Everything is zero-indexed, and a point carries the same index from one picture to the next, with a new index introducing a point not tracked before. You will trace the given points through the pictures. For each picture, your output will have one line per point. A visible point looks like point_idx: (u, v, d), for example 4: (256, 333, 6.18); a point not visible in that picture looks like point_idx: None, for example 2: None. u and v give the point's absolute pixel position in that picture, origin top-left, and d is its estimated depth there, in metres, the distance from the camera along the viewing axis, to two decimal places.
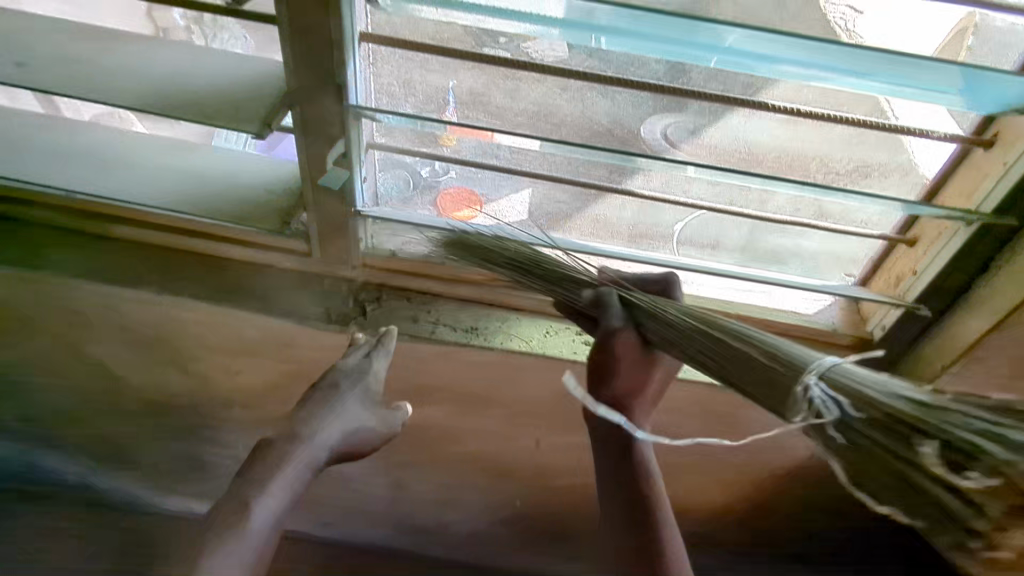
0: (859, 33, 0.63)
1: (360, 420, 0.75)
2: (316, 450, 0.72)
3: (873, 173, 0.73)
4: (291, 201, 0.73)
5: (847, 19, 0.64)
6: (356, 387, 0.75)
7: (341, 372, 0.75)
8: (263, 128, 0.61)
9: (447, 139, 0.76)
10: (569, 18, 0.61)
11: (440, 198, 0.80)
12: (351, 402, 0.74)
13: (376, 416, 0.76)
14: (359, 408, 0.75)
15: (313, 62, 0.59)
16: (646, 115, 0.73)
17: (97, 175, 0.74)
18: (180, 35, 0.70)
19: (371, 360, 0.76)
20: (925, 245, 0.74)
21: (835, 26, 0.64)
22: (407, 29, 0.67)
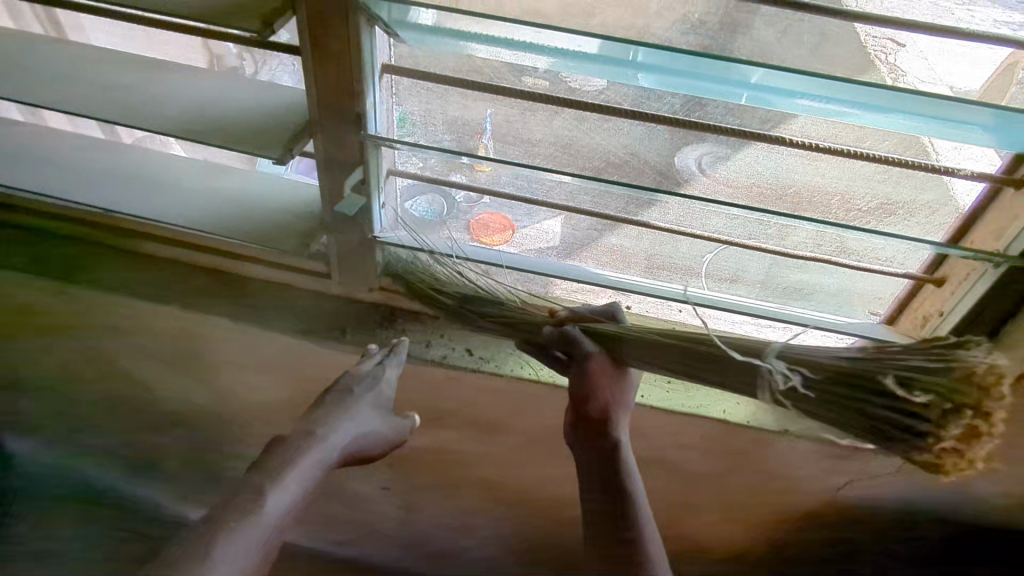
0: (900, 66, 0.61)
1: (369, 424, 0.75)
2: (326, 452, 0.71)
3: (898, 210, 0.71)
4: (312, 224, 0.76)
5: (889, 52, 0.61)
6: (370, 391, 0.77)
7: (354, 377, 0.78)
8: (285, 154, 0.64)
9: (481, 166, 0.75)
10: (603, 55, 0.62)
11: (471, 224, 0.81)
12: (363, 407, 0.76)
13: (383, 420, 0.77)
14: (370, 414, 0.76)
15: (337, 91, 0.62)
16: (678, 147, 0.73)
17: (137, 196, 0.78)
18: (233, 63, 0.70)
19: (383, 367, 0.79)
20: (953, 284, 0.72)
21: (875, 58, 0.61)
22: (428, 61, 0.69)
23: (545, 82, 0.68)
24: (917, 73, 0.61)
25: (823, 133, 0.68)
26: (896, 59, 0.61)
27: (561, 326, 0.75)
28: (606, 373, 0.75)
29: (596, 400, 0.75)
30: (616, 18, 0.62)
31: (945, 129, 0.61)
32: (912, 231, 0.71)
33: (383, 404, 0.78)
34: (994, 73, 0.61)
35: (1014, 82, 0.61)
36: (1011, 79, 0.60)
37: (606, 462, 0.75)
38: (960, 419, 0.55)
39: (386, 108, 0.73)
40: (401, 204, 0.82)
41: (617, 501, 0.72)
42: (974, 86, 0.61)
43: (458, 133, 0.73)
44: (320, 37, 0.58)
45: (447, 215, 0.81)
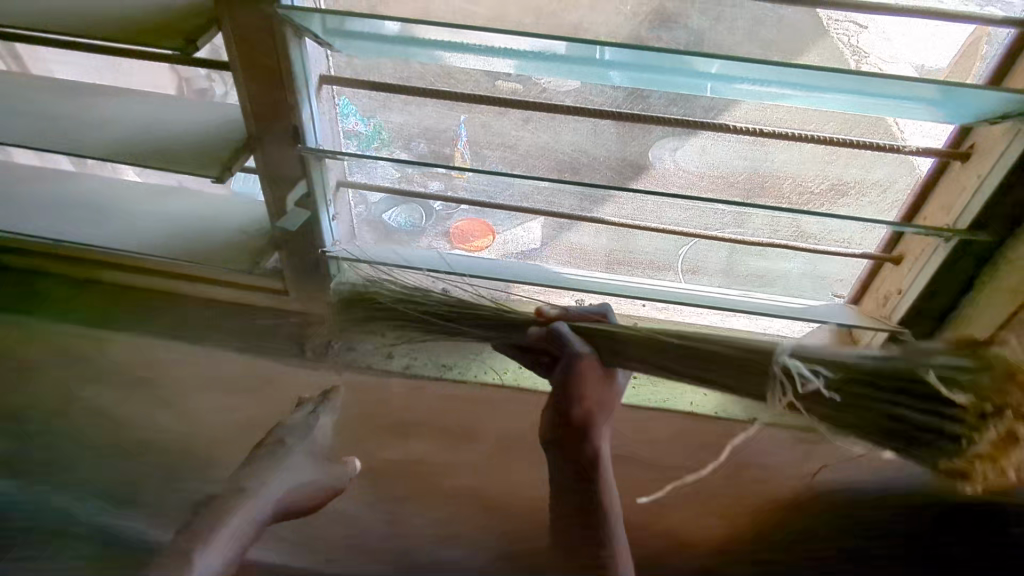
0: (864, 48, 0.61)
1: (304, 474, 0.71)
2: (257, 507, 0.69)
3: (849, 191, 0.71)
4: (263, 241, 0.75)
5: (853, 33, 0.61)
6: (301, 440, 0.75)
7: (285, 429, 0.76)
8: (224, 172, 0.63)
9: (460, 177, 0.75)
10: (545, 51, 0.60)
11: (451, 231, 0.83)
12: (296, 455, 0.73)
13: (318, 467, 0.73)
14: (307, 464, 0.73)
15: (271, 106, 0.61)
16: (654, 140, 0.71)
17: (85, 223, 0.77)
18: (203, 84, 0.69)
19: (318, 416, 0.77)
20: (910, 261, 0.71)
21: (839, 42, 0.61)
22: (367, 69, 0.68)
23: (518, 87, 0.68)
24: (882, 53, 0.61)
25: (768, 118, 0.67)
26: (860, 41, 0.61)
27: (550, 326, 0.77)
28: (594, 377, 0.75)
29: (580, 399, 0.74)
30: (550, 16, 0.62)
31: (894, 105, 0.60)
32: (865, 212, 0.71)
33: (322, 453, 0.75)
34: (952, 65, 0.61)
35: (970, 77, 0.61)
36: (968, 73, 0.61)
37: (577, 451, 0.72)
38: (807, 408, 0.63)
39: (329, 119, 0.72)
40: (378, 215, 0.83)
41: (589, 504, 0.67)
42: (942, 63, 0.61)
43: (432, 139, 0.73)
44: (249, 54, 0.58)
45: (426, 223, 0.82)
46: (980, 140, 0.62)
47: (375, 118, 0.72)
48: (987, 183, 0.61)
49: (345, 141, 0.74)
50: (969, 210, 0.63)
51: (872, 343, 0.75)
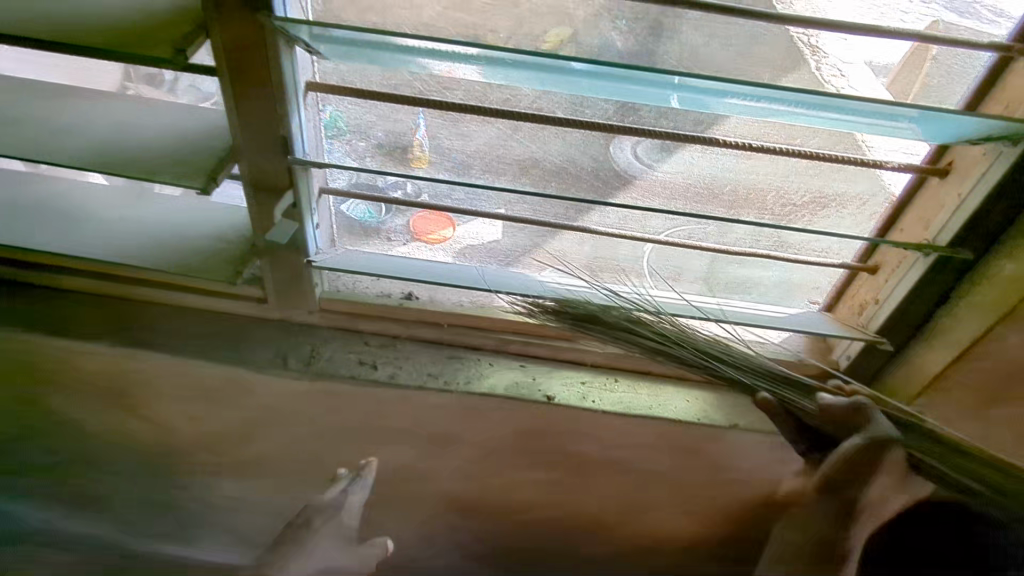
0: (823, 48, 0.63)
1: (334, 558, 0.65)
2: None
3: (830, 204, 0.73)
4: (243, 249, 0.72)
5: (812, 34, 0.63)
6: (330, 521, 0.67)
7: (314, 507, 0.68)
8: (209, 182, 0.59)
9: (420, 161, 0.71)
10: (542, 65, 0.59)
11: (412, 222, 0.81)
12: (325, 536, 0.65)
13: (346, 554, 0.68)
14: (335, 546, 0.66)
15: (256, 114, 0.59)
16: (611, 138, 0.72)
17: (46, 229, 0.72)
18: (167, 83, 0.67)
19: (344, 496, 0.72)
20: (887, 272, 0.73)
21: (800, 43, 0.63)
22: (352, 76, 0.66)
23: (506, 100, 0.68)
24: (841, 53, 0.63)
25: (755, 133, 0.68)
26: (819, 43, 0.63)
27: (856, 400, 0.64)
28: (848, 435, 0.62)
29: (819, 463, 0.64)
30: (545, 30, 0.62)
31: (878, 123, 0.62)
32: (844, 224, 0.73)
33: (346, 536, 0.69)
34: (902, 65, 0.63)
35: (920, 78, 0.63)
36: (918, 74, 0.63)
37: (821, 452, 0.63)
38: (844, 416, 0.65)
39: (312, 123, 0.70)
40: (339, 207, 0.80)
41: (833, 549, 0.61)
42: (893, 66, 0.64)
43: (392, 130, 0.71)
44: (232, 61, 0.55)
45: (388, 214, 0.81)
46: (959, 158, 0.64)
47: (330, 108, 0.70)
48: (967, 201, 0.63)
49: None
50: (950, 227, 0.65)
51: (847, 348, 0.79)
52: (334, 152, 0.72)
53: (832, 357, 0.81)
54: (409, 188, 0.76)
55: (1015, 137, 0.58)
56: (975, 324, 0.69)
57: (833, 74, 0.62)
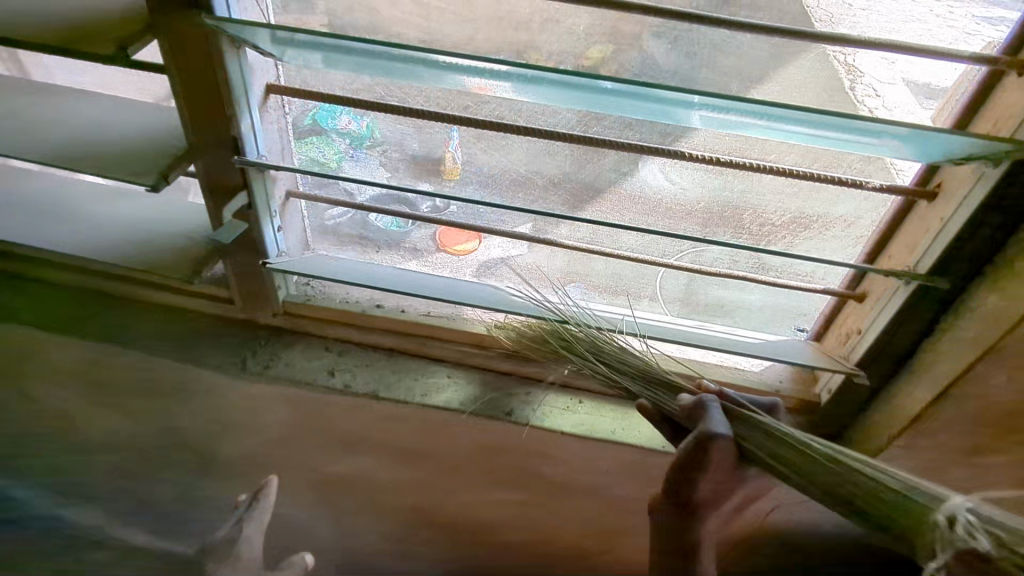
0: (860, 68, 0.59)
1: None
2: None
3: (812, 225, 0.68)
4: (207, 250, 0.72)
5: (851, 52, 0.59)
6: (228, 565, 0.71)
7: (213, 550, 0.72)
8: (161, 182, 0.60)
9: (452, 171, 0.71)
10: (493, 71, 0.57)
11: (439, 232, 0.80)
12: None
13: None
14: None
15: (206, 112, 0.59)
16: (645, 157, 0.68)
17: (23, 221, 0.74)
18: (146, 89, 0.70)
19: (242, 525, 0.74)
20: (873, 301, 0.68)
21: (835, 61, 0.60)
22: (317, 80, 0.67)
23: (469, 108, 0.67)
24: (881, 75, 0.59)
25: (726, 146, 0.65)
26: (857, 62, 0.59)
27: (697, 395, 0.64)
28: (722, 463, 0.59)
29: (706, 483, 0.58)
30: (502, 36, 0.60)
31: (854, 139, 0.58)
32: (827, 248, 0.69)
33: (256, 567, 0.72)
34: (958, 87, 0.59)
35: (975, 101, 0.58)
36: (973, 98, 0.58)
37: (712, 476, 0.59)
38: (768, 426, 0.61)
39: (278, 126, 0.70)
40: (366, 215, 0.79)
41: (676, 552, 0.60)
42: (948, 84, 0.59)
43: (426, 140, 0.70)
44: (180, 59, 0.56)
45: (412, 225, 0.79)
46: (947, 178, 0.59)
47: (368, 117, 0.70)
48: (950, 225, 0.58)
49: (338, 139, 0.72)
50: (930, 253, 0.60)
51: (829, 381, 0.73)
52: (366, 160, 0.72)
53: (814, 389, 0.75)
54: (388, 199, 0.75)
55: (998, 158, 0.53)
56: (954, 361, 0.62)
57: (867, 93, 0.59)
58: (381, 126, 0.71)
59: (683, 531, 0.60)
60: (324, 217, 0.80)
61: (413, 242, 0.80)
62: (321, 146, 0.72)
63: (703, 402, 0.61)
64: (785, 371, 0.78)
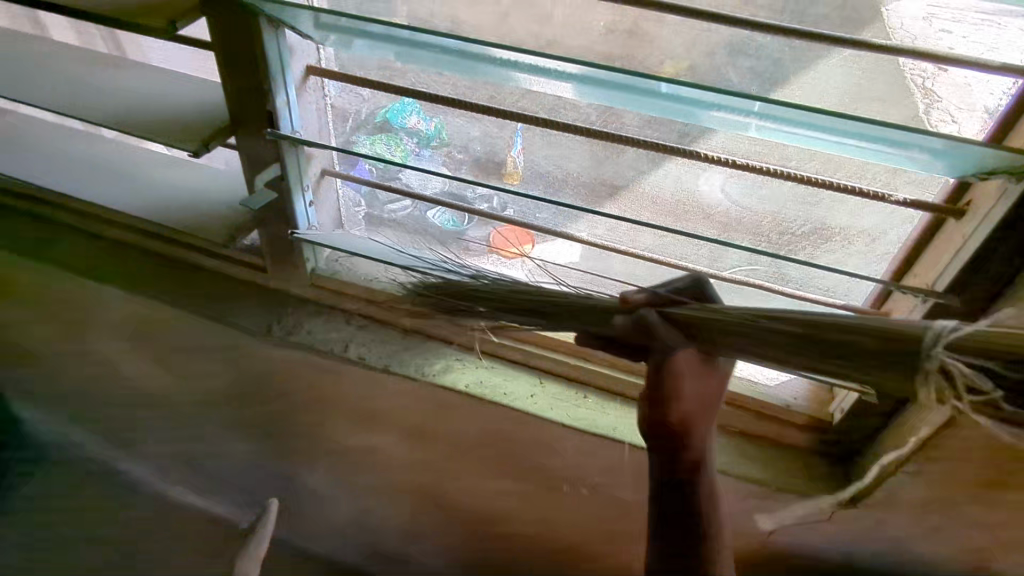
0: (936, 92, 0.57)
1: None
2: None
3: (834, 237, 0.67)
4: (243, 220, 0.76)
5: (928, 76, 0.57)
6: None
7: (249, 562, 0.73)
8: (201, 148, 0.66)
9: (511, 175, 0.73)
10: (507, 62, 0.59)
11: (494, 234, 0.79)
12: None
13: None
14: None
15: (247, 86, 0.65)
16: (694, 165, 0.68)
17: (84, 177, 0.81)
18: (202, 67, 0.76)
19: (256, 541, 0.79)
20: (896, 318, 0.64)
21: (912, 83, 0.57)
22: (354, 64, 0.70)
23: (490, 99, 0.68)
24: (959, 101, 0.56)
25: (743, 150, 0.64)
26: (934, 84, 0.57)
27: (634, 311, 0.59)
28: (694, 369, 0.60)
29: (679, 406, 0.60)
30: (523, 25, 0.61)
31: (871, 147, 0.55)
32: (849, 261, 0.67)
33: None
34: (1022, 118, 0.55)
35: None
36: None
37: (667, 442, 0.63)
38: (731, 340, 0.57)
39: (318, 106, 0.75)
40: (421, 214, 0.81)
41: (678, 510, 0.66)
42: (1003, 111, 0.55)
43: (489, 143, 0.73)
44: (227, 36, 0.62)
45: (469, 223, 0.79)
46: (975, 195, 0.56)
47: (437, 117, 0.74)
48: (971, 244, 0.56)
49: (406, 137, 0.74)
50: (948, 271, 0.58)
51: (843, 401, 0.70)
52: (431, 158, 0.74)
53: (829, 409, 0.72)
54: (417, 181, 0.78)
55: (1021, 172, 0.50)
56: None
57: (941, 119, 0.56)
58: (448, 126, 0.75)
59: (682, 517, 0.66)
60: (378, 207, 0.83)
61: (467, 239, 0.79)
62: (388, 143, 0.74)
63: (698, 278, 0.62)
64: (801, 387, 0.75)
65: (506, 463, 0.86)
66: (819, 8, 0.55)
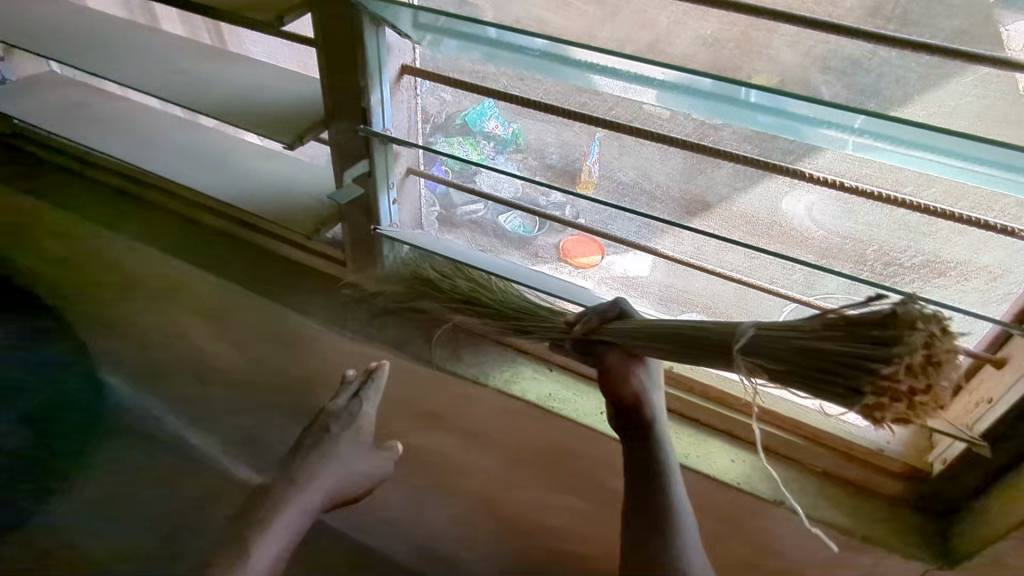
0: None
1: (347, 465, 0.79)
2: (305, 499, 0.75)
3: (948, 271, 0.62)
4: (330, 212, 0.79)
5: None
6: (346, 431, 0.79)
7: (330, 415, 0.80)
8: (296, 141, 0.68)
9: (585, 183, 0.71)
10: (605, 66, 0.58)
11: (565, 241, 0.79)
12: (340, 444, 0.79)
13: (363, 456, 0.81)
14: (352, 451, 0.80)
15: (345, 82, 0.66)
16: (798, 186, 0.64)
17: (185, 165, 0.85)
18: (303, 63, 0.78)
19: (361, 402, 0.80)
20: (1013, 370, 0.59)
21: None
22: (447, 64, 0.69)
23: (583, 107, 0.66)
24: None
25: (854, 172, 0.60)
26: None
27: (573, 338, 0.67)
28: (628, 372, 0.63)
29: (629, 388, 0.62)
30: (626, 31, 0.59)
31: (999, 174, 0.51)
32: (964, 300, 0.61)
33: (363, 439, 0.81)
34: None
35: None
36: None
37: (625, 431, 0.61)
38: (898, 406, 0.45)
39: (409, 107, 0.75)
40: (495, 218, 0.81)
41: (646, 508, 0.53)
42: None
43: (569, 151, 0.71)
44: (330, 33, 0.64)
45: (540, 230, 0.79)
46: None
47: (516, 123, 0.72)
48: None
49: (483, 142, 0.73)
50: None
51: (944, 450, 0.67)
52: (507, 163, 0.72)
53: (928, 457, 0.69)
54: (492, 185, 0.77)
55: None
56: None
57: None
58: (527, 133, 0.73)
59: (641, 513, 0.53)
60: (452, 209, 0.83)
61: (540, 246, 0.80)
62: (465, 146, 0.73)
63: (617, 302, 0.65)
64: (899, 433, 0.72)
65: (570, 480, 0.84)
66: (952, 23, 0.51)
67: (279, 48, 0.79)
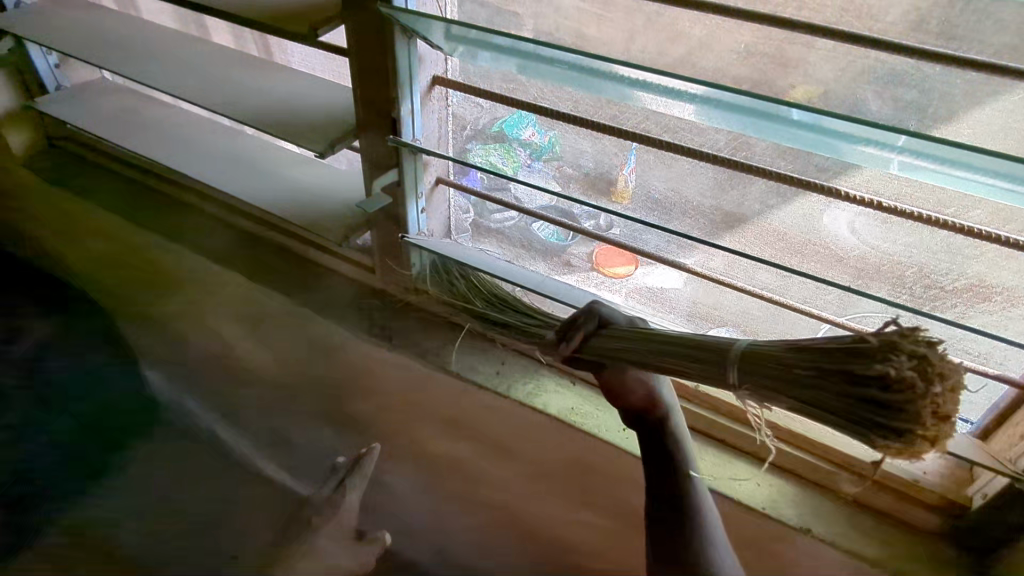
0: None
1: (329, 559, 0.69)
2: None
3: (993, 296, 0.59)
4: (360, 219, 0.80)
5: None
6: (329, 525, 0.71)
7: (312, 506, 0.73)
8: (327, 149, 0.69)
9: (620, 193, 0.71)
10: (637, 78, 0.56)
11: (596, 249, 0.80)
12: (325, 543, 0.70)
13: (348, 552, 0.70)
14: (336, 546, 0.70)
15: (376, 93, 0.67)
16: (827, 202, 0.62)
17: (225, 171, 0.87)
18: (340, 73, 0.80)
19: (346, 489, 0.75)
20: None
21: None
22: (478, 77, 0.70)
23: (613, 120, 0.66)
24: None
25: (894, 191, 0.58)
26: None
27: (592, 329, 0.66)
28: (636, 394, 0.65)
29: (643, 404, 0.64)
30: (657, 46, 0.59)
31: None
32: (1009, 329, 0.59)
33: (348, 533, 0.72)
34: None
35: None
36: None
37: (649, 443, 0.63)
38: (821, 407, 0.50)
39: (440, 117, 0.75)
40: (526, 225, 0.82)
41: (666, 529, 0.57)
42: None
43: (601, 159, 0.71)
44: (363, 44, 0.65)
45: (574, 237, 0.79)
46: None
47: (553, 131, 0.72)
48: None
49: (520, 148, 0.75)
50: None
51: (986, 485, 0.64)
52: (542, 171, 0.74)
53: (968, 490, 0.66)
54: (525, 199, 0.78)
55: None
56: None
57: None
58: (564, 140, 0.73)
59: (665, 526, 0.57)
60: (484, 216, 0.84)
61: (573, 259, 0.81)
62: (501, 152, 0.75)
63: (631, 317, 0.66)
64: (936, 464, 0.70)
65: None
66: (1001, 38, 0.49)
67: (319, 59, 0.80)
